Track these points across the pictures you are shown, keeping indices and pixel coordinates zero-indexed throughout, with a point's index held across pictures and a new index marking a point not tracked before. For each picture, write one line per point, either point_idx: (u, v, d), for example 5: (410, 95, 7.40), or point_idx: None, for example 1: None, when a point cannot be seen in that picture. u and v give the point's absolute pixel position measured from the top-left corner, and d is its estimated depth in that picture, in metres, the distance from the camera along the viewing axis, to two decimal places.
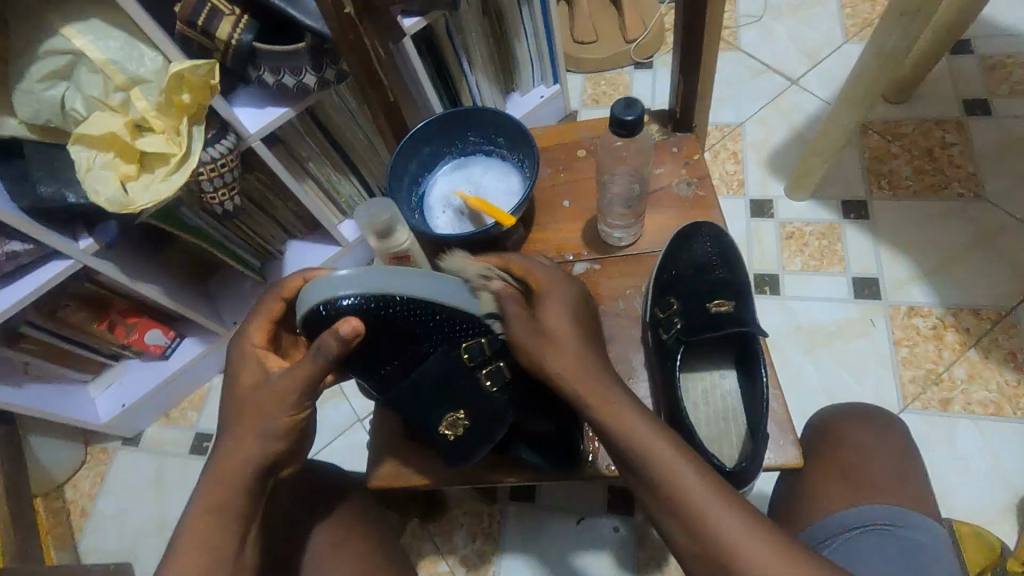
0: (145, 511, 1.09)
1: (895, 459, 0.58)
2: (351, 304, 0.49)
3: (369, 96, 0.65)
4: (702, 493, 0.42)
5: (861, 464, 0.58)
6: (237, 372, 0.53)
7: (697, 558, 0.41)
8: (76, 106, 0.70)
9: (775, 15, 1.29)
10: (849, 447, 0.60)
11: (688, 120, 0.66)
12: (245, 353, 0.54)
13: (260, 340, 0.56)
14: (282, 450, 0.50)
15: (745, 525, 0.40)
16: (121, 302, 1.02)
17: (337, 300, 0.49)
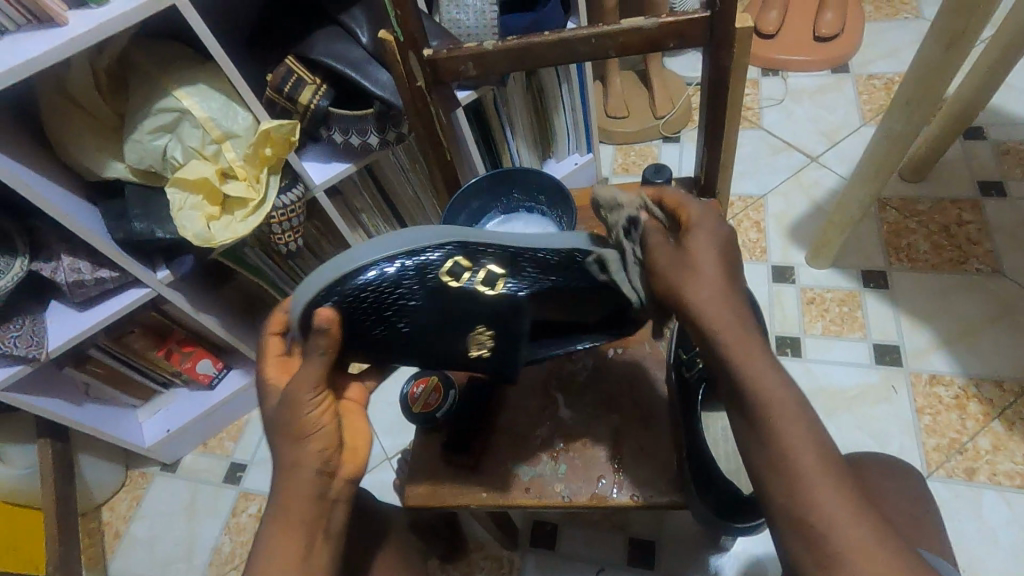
0: (175, 537, 1.12)
1: (914, 505, 0.60)
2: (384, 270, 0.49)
3: (428, 154, 0.74)
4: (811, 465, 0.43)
5: (881, 506, 0.60)
6: (265, 401, 0.56)
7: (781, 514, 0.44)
8: (176, 155, 0.80)
9: (795, 99, 1.39)
10: (868, 490, 0.61)
11: (712, 187, 0.74)
12: (267, 388, 0.56)
13: (276, 370, 0.56)
14: (330, 446, 0.52)
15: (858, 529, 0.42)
16: (180, 333, 1.11)
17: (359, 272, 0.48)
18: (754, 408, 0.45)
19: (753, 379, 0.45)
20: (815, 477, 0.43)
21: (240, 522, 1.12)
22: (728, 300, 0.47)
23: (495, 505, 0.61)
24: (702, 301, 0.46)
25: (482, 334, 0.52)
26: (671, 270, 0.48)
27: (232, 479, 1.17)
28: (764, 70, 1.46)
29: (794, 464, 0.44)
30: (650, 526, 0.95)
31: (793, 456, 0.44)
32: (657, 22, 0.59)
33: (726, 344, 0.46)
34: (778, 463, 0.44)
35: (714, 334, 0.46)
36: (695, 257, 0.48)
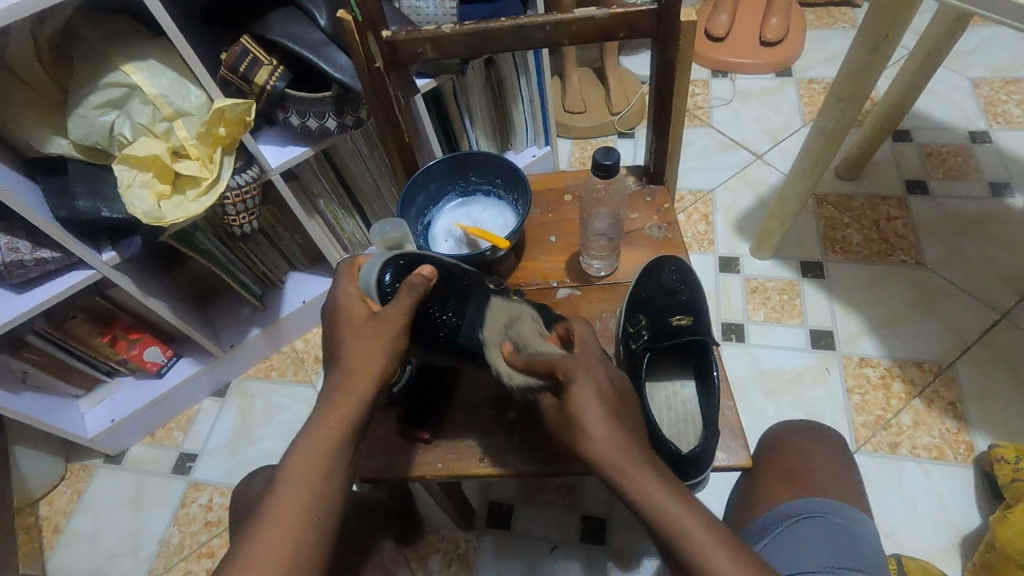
0: (119, 530, 1.09)
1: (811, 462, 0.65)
2: (391, 276, 0.56)
3: (387, 137, 0.75)
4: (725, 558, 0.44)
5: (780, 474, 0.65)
6: (343, 310, 0.55)
7: None
8: (124, 132, 0.78)
9: (742, 100, 1.46)
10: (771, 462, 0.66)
11: (660, 175, 0.77)
12: (345, 298, 0.55)
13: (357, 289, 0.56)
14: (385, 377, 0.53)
15: None
16: (126, 319, 1.07)
17: (381, 279, 0.56)
18: (665, 535, 0.46)
19: (657, 505, 0.47)
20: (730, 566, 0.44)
21: (189, 513, 1.09)
22: (613, 429, 0.50)
23: (452, 474, 0.63)
24: (592, 450, 0.49)
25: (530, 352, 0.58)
26: (565, 420, 0.51)
27: (181, 470, 1.14)
28: (714, 72, 1.52)
29: (710, 573, 0.44)
30: (601, 503, 0.98)
31: (711, 556, 0.44)
32: (608, 12, 0.62)
33: (621, 476, 0.48)
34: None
35: (604, 474, 0.49)
36: (577, 402, 0.50)
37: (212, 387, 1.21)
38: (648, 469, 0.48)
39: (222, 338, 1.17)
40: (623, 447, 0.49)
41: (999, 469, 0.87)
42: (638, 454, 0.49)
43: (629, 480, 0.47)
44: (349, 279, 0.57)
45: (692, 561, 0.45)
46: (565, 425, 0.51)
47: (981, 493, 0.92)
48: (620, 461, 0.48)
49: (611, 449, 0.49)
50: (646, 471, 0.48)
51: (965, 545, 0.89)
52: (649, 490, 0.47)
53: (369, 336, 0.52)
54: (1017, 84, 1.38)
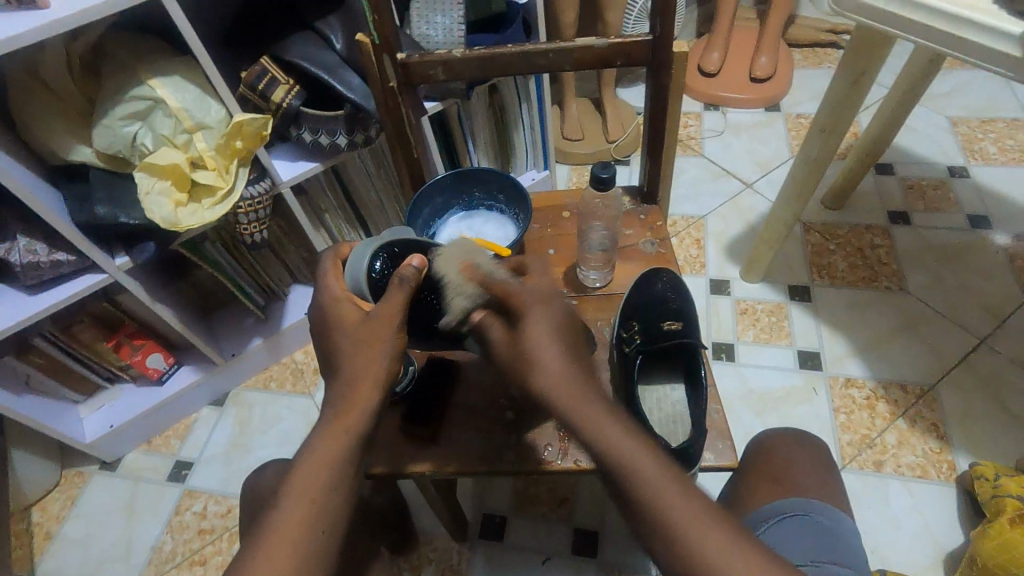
0: (111, 537, 1.08)
1: (785, 466, 0.68)
2: (380, 264, 0.59)
3: (397, 152, 0.79)
4: (670, 495, 0.45)
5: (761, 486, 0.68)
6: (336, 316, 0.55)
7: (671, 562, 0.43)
8: (146, 141, 0.82)
9: (733, 132, 1.53)
10: (748, 470, 0.70)
11: (654, 195, 0.82)
12: (334, 302, 0.56)
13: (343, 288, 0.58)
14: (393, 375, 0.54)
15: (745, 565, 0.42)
16: (132, 326, 1.09)
17: (371, 266, 0.59)
18: (607, 466, 0.46)
19: (604, 437, 0.46)
20: (679, 510, 0.44)
21: (183, 521, 1.09)
22: (565, 364, 0.50)
23: (450, 471, 0.65)
24: (540, 377, 0.50)
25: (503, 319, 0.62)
26: (515, 353, 0.52)
27: (176, 478, 1.15)
28: (707, 105, 1.60)
29: (650, 503, 0.45)
30: (593, 516, 1.00)
31: (653, 489, 0.45)
32: (606, 42, 0.67)
33: (567, 407, 0.48)
34: (638, 505, 0.45)
35: (552, 401, 0.49)
36: (531, 334, 0.52)
37: (211, 396, 1.22)
38: (594, 401, 0.48)
39: (224, 347, 1.19)
40: (569, 378, 0.49)
41: (980, 487, 0.89)
42: (587, 391, 0.49)
43: (574, 408, 0.48)
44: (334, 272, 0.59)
45: (634, 490, 0.45)
46: (517, 356, 0.52)
47: (963, 512, 0.95)
48: (573, 395, 0.48)
49: (564, 385, 0.49)
50: (597, 405, 0.48)
51: (948, 562, 0.91)
52: (598, 420, 0.47)
53: (365, 340, 0.53)
54: (992, 124, 1.46)
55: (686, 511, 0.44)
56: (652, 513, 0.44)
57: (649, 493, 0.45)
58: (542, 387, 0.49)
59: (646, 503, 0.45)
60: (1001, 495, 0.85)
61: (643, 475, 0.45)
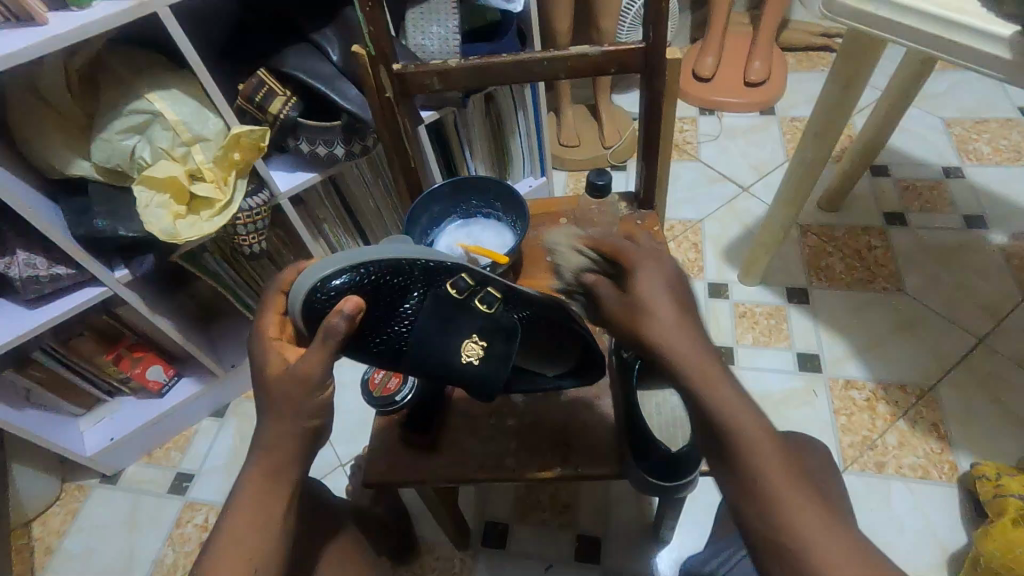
0: (111, 550, 1.08)
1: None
2: (341, 282, 0.52)
3: (394, 162, 0.80)
4: (769, 461, 0.43)
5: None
6: (261, 364, 0.53)
7: (759, 522, 0.43)
8: (144, 154, 0.82)
9: (729, 136, 1.54)
10: None
11: (650, 200, 0.82)
12: (262, 347, 0.54)
13: (275, 331, 0.56)
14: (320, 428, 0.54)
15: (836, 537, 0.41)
16: (131, 337, 1.09)
17: (327, 282, 0.52)
18: (712, 423, 0.45)
19: (716, 393, 0.45)
20: (778, 476, 0.43)
21: (184, 533, 1.09)
22: (680, 317, 0.49)
23: (450, 478, 0.65)
24: (657, 330, 0.48)
25: (472, 344, 0.57)
26: (628, 305, 0.51)
27: (177, 490, 1.14)
28: (702, 110, 1.61)
29: (750, 467, 0.43)
30: (595, 522, 0.99)
31: (753, 452, 0.43)
32: (600, 50, 0.68)
33: (681, 359, 0.47)
34: (736, 464, 0.44)
35: (666, 354, 0.47)
36: (645, 292, 0.50)
37: (211, 408, 1.22)
38: (715, 360, 0.47)
39: (223, 358, 1.19)
40: (702, 344, 0.47)
41: (981, 486, 0.89)
42: (708, 352, 0.47)
43: (691, 362, 0.46)
44: (273, 308, 0.56)
45: (734, 449, 0.44)
46: (633, 312, 0.50)
47: (965, 513, 0.95)
48: (695, 354, 0.47)
49: (685, 345, 0.47)
50: (719, 370, 0.46)
51: (951, 563, 0.91)
52: (716, 381, 0.46)
53: (285, 406, 0.52)
54: (986, 124, 1.47)
55: (788, 485, 0.42)
56: (760, 478, 0.43)
57: (749, 454, 0.44)
58: (656, 342, 0.48)
59: (756, 472, 0.43)
60: (1002, 495, 0.85)
61: (755, 440, 0.44)
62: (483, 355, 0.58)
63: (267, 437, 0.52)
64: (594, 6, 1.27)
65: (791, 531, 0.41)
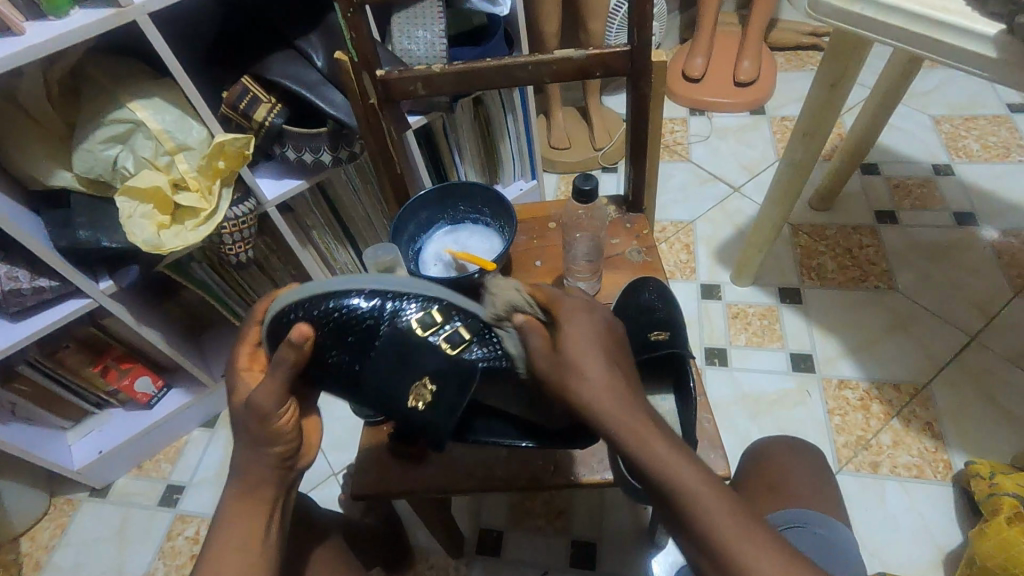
0: (101, 565, 1.07)
1: (780, 473, 0.67)
2: (360, 303, 0.51)
3: (381, 168, 0.79)
4: (717, 509, 0.41)
5: (751, 496, 0.67)
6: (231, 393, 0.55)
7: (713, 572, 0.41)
8: (127, 165, 0.81)
9: (719, 136, 1.54)
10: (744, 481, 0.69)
11: (639, 203, 0.82)
12: (237, 379, 0.55)
13: (245, 362, 0.56)
14: (288, 451, 0.52)
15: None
16: (118, 349, 1.07)
17: (347, 298, 0.51)
18: (651, 476, 0.43)
19: (649, 447, 0.43)
20: (728, 524, 0.41)
21: (175, 546, 1.08)
22: (606, 372, 0.47)
23: (441, 489, 0.64)
24: (580, 388, 0.46)
25: (424, 387, 0.53)
26: (558, 361, 0.49)
27: (168, 502, 1.13)
28: (692, 110, 1.61)
29: (701, 520, 0.41)
30: (590, 528, 0.98)
31: (699, 502, 0.41)
32: (586, 53, 0.67)
33: (615, 421, 0.45)
34: (685, 519, 0.42)
35: (591, 417, 0.46)
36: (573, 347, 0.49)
37: (201, 419, 1.21)
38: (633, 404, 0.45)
39: (213, 367, 1.18)
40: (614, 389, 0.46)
41: (976, 485, 0.89)
42: (634, 404, 0.46)
43: (617, 421, 0.44)
44: (246, 340, 0.56)
45: (678, 500, 0.42)
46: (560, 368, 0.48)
47: (961, 512, 0.94)
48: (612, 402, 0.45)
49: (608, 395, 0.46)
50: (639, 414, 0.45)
51: (947, 562, 0.91)
52: (632, 424, 0.44)
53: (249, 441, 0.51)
54: (975, 121, 1.47)
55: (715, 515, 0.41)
56: (709, 531, 0.41)
57: (693, 505, 0.41)
58: (585, 407, 0.45)
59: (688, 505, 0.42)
60: (997, 494, 0.84)
61: (681, 478, 0.42)
62: (428, 403, 0.53)
63: (251, 453, 0.51)
64: (581, 8, 1.27)
65: (730, 558, 0.40)
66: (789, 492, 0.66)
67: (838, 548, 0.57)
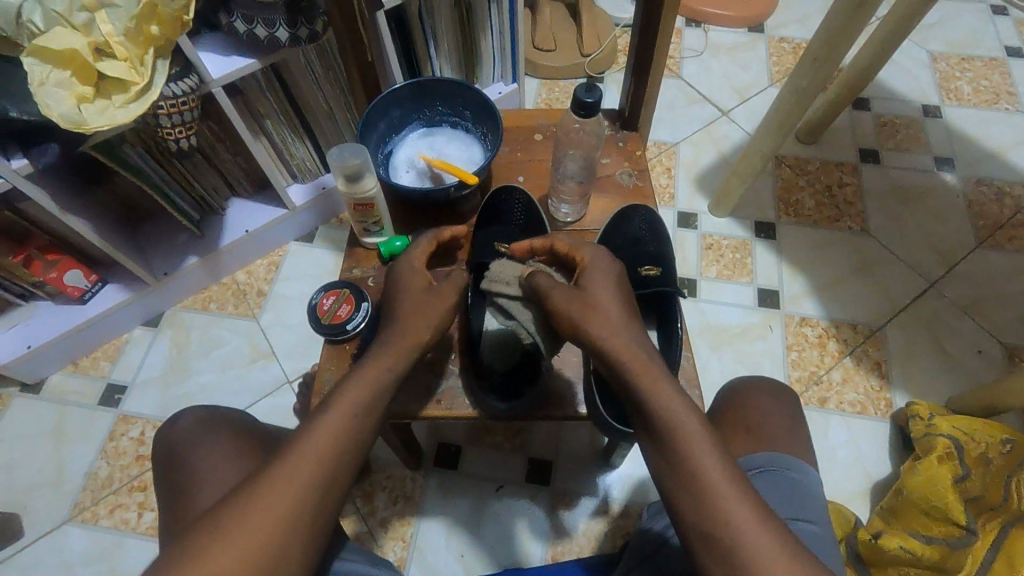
0: (39, 462, 1.02)
1: (756, 418, 0.66)
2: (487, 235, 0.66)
3: (348, 53, 0.68)
4: (711, 457, 0.45)
5: (725, 438, 0.66)
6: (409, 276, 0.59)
7: (693, 508, 0.43)
8: (34, 20, 0.66)
9: (713, 52, 1.44)
10: (717, 424, 0.68)
11: (635, 121, 0.75)
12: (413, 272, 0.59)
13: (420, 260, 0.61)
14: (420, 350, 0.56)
15: (757, 522, 0.42)
16: (43, 238, 0.96)
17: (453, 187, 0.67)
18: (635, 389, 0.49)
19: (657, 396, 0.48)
20: (707, 452, 0.45)
21: (118, 446, 1.04)
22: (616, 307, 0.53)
23: None
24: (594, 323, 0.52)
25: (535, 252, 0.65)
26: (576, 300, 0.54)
27: (109, 401, 1.07)
28: (688, 21, 1.49)
29: (690, 450, 0.45)
30: (548, 446, 1.00)
31: (680, 420, 0.46)
32: None
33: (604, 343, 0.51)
34: (668, 448, 0.46)
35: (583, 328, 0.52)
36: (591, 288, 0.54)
37: (143, 317, 1.13)
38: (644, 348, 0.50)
39: (154, 265, 1.08)
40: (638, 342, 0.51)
41: (914, 425, 0.94)
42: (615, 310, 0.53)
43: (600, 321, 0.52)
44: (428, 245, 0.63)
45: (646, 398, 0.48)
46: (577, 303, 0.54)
47: (894, 446, 1.00)
48: (635, 350, 0.50)
49: (622, 339, 0.51)
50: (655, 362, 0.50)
51: (874, 492, 0.97)
52: (606, 324, 0.52)
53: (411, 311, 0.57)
54: (970, 62, 1.42)
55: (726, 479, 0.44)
56: (681, 436, 0.46)
57: (676, 419, 0.47)
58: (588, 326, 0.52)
59: (694, 468, 0.44)
60: (933, 434, 0.90)
61: (682, 420, 0.46)
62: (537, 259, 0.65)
63: None
64: None
65: (714, 497, 0.43)
66: (765, 436, 0.65)
67: (804, 494, 0.59)
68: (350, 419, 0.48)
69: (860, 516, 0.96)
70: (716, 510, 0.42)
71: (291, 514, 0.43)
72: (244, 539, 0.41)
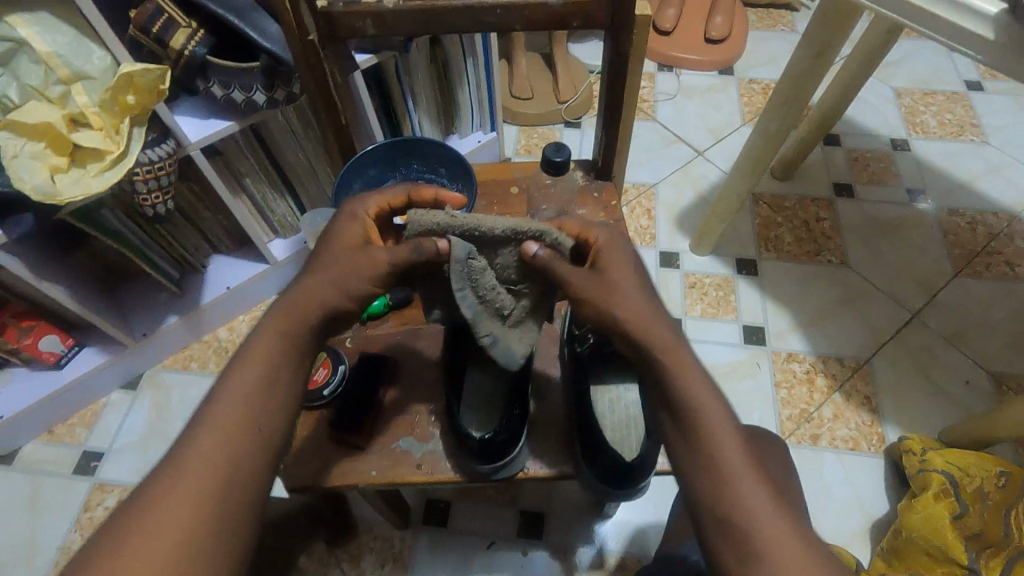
0: (10, 538, 0.98)
1: None
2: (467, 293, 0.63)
3: (322, 117, 0.69)
4: (728, 442, 0.46)
5: None
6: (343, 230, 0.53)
7: (707, 491, 0.45)
8: (9, 93, 0.68)
9: (686, 95, 1.48)
10: None
11: (608, 171, 0.76)
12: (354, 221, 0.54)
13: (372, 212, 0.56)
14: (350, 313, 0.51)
15: (769, 507, 0.44)
16: (17, 305, 0.95)
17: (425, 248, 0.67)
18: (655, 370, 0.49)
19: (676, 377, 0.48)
20: (724, 437, 0.46)
21: (94, 517, 1.00)
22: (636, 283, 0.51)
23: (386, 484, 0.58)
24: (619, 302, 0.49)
25: None
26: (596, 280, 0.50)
27: (85, 470, 1.04)
28: (660, 66, 1.54)
29: (709, 434, 0.46)
30: (540, 497, 0.98)
31: (699, 401, 0.47)
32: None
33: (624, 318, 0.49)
34: (686, 428, 0.47)
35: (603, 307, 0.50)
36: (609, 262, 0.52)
37: (122, 380, 1.10)
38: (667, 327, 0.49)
39: (133, 326, 1.07)
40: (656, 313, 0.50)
41: (907, 460, 0.93)
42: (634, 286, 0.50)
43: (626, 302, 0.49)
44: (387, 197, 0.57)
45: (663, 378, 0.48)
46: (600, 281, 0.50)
47: (890, 482, 0.99)
48: (654, 323, 0.49)
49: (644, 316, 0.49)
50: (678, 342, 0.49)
51: (873, 531, 0.95)
52: (624, 300, 0.49)
53: (344, 266, 0.50)
54: (933, 96, 1.47)
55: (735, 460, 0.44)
56: (700, 417, 0.46)
57: (696, 399, 0.47)
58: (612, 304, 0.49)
59: (714, 451, 0.45)
60: (926, 470, 0.89)
61: (702, 402, 0.47)
62: None
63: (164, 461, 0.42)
64: None
65: (728, 481, 0.45)
66: None
67: None
68: (253, 395, 0.45)
69: (862, 557, 0.94)
70: (731, 495, 0.44)
71: (204, 497, 0.41)
72: (166, 533, 0.39)
